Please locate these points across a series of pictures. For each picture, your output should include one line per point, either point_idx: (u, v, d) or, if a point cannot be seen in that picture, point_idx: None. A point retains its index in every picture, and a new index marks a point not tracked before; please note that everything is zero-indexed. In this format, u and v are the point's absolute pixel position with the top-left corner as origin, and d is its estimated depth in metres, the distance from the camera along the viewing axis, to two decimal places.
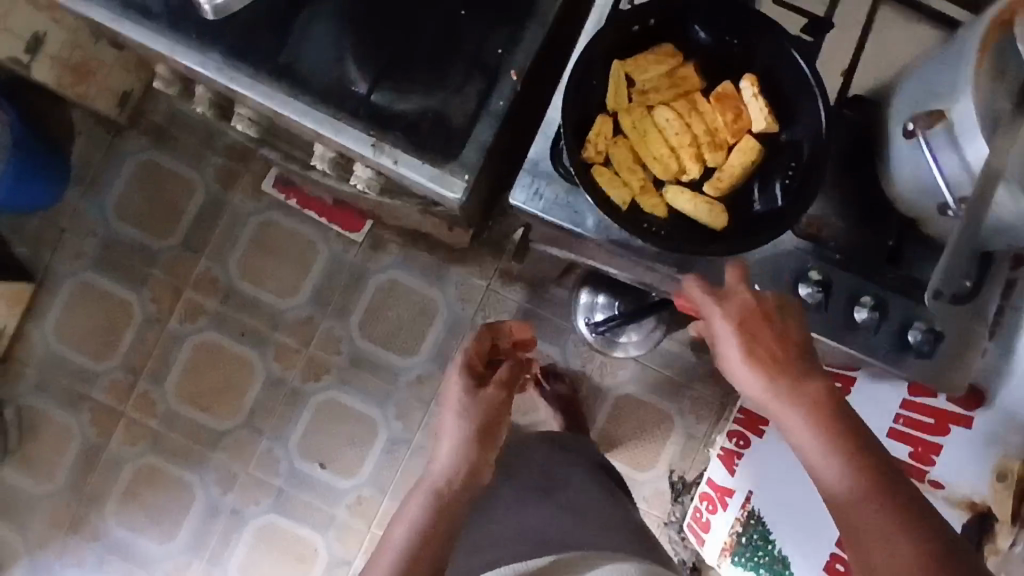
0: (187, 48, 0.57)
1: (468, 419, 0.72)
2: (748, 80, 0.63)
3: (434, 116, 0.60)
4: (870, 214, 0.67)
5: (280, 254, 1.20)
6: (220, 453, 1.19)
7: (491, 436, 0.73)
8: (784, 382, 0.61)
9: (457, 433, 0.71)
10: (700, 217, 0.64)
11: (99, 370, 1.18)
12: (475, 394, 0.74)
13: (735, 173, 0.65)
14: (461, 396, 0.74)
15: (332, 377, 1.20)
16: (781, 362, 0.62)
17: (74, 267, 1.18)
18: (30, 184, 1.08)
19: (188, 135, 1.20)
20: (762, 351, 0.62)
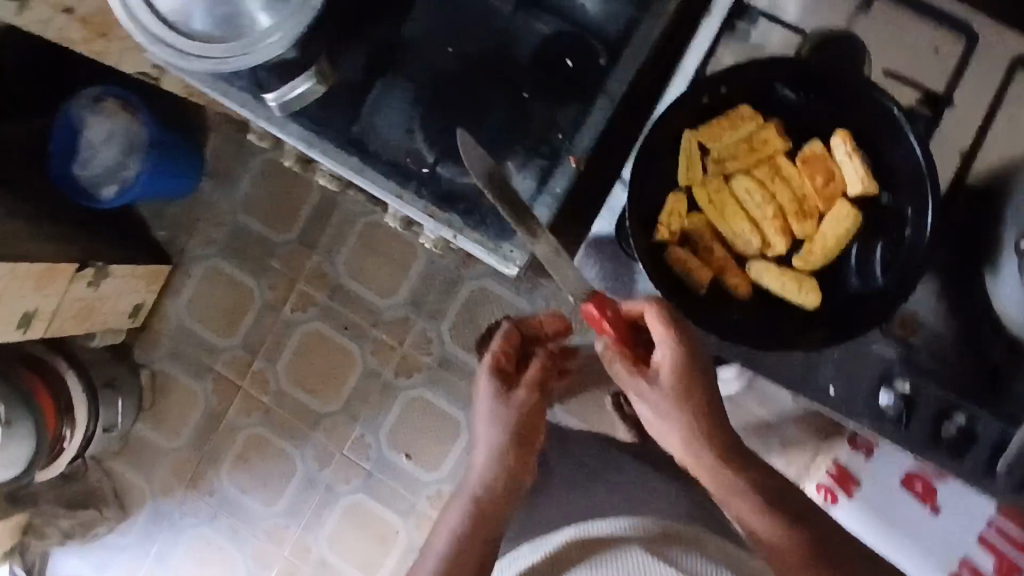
0: (273, 121, 0.60)
1: (501, 425, 0.72)
2: (839, 138, 0.55)
3: (495, 192, 0.59)
4: (977, 323, 0.59)
5: (381, 255, 1.26)
6: (320, 432, 1.29)
7: (527, 442, 0.73)
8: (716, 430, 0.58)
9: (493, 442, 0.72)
10: (789, 297, 0.56)
11: (222, 346, 1.31)
12: (506, 399, 0.73)
13: (830, 244, 0.56)
14: (494, 400, 0.73)
15: (421, 376, 1.26)
16: (716, 417, 0.57)
17: (206, 252, 1.31)
18: (165, 178, 1.19)
19: None
20: (702, 399, 0.56)
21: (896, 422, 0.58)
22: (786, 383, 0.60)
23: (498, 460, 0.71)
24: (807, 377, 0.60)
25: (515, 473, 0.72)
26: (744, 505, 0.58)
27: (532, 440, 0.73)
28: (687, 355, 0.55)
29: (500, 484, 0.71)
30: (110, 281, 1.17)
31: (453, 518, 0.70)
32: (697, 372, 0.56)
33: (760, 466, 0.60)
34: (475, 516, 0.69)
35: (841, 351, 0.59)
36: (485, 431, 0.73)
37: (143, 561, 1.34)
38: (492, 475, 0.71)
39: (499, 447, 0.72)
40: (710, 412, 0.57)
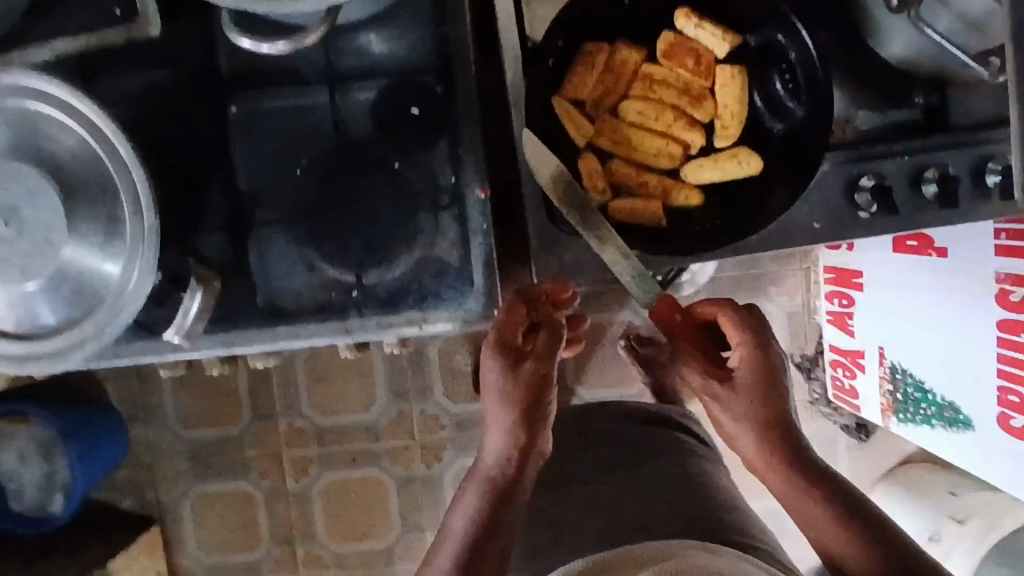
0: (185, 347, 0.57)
1: (507, 404, 0.56)
2: (682, 17, 0.54)
3: (429, 263, 0.58)
4: (890, 87, 0.60)
5: (339, 376, 1.20)
6: (399, 563, 1.22)
7: (541, 416, 0.57)
8: (784, 434, 0.61)
9: (501, 424, 0.57)
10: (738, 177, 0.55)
11: (257, 557, 1.22)
12: (510, 377, 0.56)
13: (736, 109, 0.56)
14: (497, 374, 0.56)
15: (450, 450, 1.21)
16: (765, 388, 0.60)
17: (180, 488, 1.21)
18: (101, 454, 1.10)
19: None
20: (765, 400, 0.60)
21: (886, 212, 0.59)
22: (777, 245, 0.60)
23: (511, 442, 0.57)
24: (792, 228, 0.60)
25: (532, 451, 0.58)
26: (801, 497, 0.60)
27: (546, 418, 0.57)
28: (759, 355, 0.60)
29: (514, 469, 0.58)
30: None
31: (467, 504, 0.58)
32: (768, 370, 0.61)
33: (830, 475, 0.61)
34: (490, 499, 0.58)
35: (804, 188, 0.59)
36: (491, 410, 0.58)
37: None
38: (504, 457, 0.58)
39: (509, 436, 0.57)
40: (774, 407, 0.60)
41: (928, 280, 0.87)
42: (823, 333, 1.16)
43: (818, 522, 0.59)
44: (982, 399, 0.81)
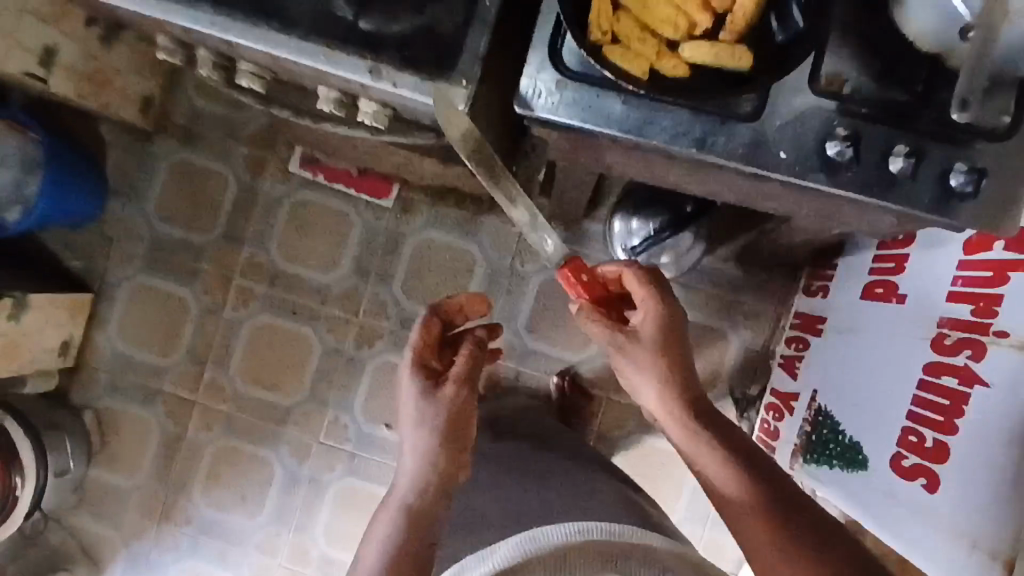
0: (184, 8, 0.59)
1: (431, 424, 0.75)
2: None
3: (424, 30, 0.59)
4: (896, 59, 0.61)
5: (314, 231, 1.22)
6: (291, 427, 1.23)
7: (461, 434, 0.75)
8: (683, 390, 0.73)
9: (423, 448, 0.74)
10: (726, 68, 0.59)
11: (166, 364, 1.24)
12: (433, 396, 0.77)
13: (749, 10, 0.59)
14: (419, 401, 0.77)
15: (384, 341, 1.22)
16: (680, 368, 0.73)
17: (128, 271, 1.24)
18: (70, 197, 1.13)
19: (210, 131, 1.22)
20: (665, 354, 0.73)
21: (848, 169, 0.62)
22: (745, 157, 0.62)
23: (427, 417, 0.76)
24: (758, 148, 0.62)
25: (448, 471, 0.73)
26: (734, 483, 0.66)
27: (467, 437, 0.76)
28: (654, 310, 0.74)
29: (428, 484, 0.71)
30: (29, 313, 1.08)
31: (382, 526, 0.68)
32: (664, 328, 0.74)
33: (730, 431, 0.70)
34: (408, 521, 0.67)
35: (782, 118, 0.62)
36: (411, 436, 0.75)
37: None
38: (421, 484, 0.71)
39: (431, 459, 0.73)
40: (671, 360, 0.73)
41: (880, 323, 0.89)
42: (771, 376, 1.17)
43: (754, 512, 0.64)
44: (883, 443, 0.81)
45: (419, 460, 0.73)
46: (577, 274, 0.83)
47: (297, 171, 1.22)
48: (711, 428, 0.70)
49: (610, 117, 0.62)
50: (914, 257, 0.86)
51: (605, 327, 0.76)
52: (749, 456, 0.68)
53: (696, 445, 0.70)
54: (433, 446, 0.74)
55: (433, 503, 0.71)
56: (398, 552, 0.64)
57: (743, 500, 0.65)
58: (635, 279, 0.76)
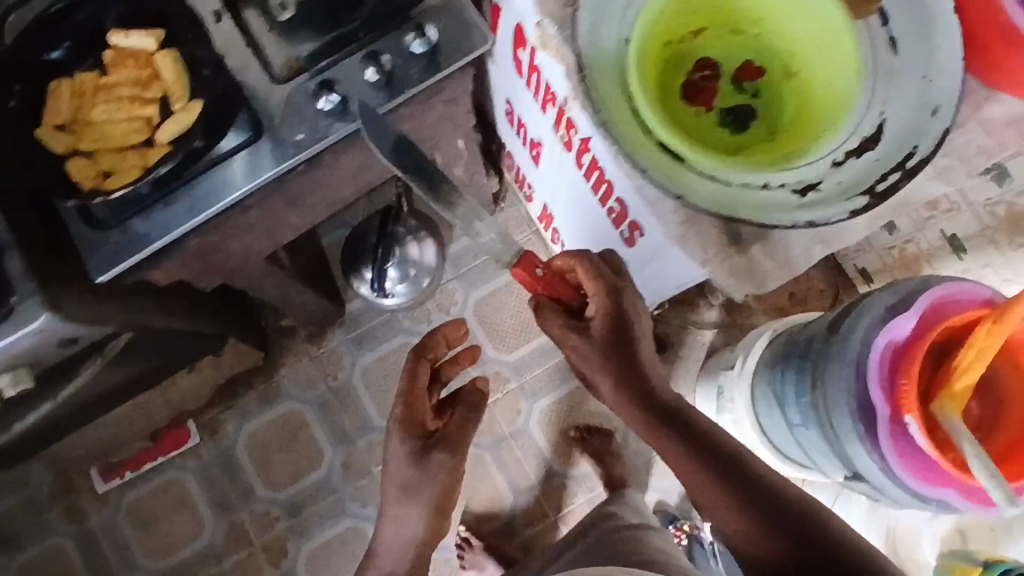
0: None
1: (427, 489, 0.79)
2: (110, 35, 0.70)
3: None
4: (305, 17, 0.72)
5: (161, 515, 1.20)
6: None
7: (450, 501, 0.82)
8: (640, 389, 0.71)
9: (418, 511, 0.80)
10: (181, 132, 0.68)
11: None
12: (423, 462, 0.79)
13: (174, 80, 0.70)
14: (410, 465, 0.78)
15: (294, 538, 1.20)
16: (633, 365, 0.71)
17: None
18: None
19: (11, 527, 1.20)
20: (619, 355, 0.72)
21: (348, 107, 0.71)
22: (274, 165, 0.71)
23: (421, 494, 0.80)
24: (278, 149, 0.71)
25: (435, 527, 0.83)
26: (711, 485, 0.67)
27: (450, 506, 0.82)
28: (608, 307, 0.72)
29: (417, 542, 0.83)
30: None
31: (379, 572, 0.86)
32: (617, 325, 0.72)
33: (692, 423, 0.70)
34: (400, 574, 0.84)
35: (273, 116, 0.71)
36: (400, 502, 0.81)
37: None
38: (410, 543, 0.83)
39: (422, 524, 0.82)
40: (625, 362, 0.71)
41: (549, 166, 0.96)
42: None
43: (730, 512, 0.66)
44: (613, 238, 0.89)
45: (411, 525, 0.82)
46: (531, 269, 0.75)
47: (107, 486, 1.21)
48: (676, 419, 0.70)
49: (152, 229, 0.70)
50: (519, 108, 0.94)
51: (555, 314, 0.74)
52: (728, 452, 0.68)
53: (654, 437, 0.70)
54: (427, 522, 0.82)
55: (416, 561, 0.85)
56: None
57: (714, 491, 0.67)
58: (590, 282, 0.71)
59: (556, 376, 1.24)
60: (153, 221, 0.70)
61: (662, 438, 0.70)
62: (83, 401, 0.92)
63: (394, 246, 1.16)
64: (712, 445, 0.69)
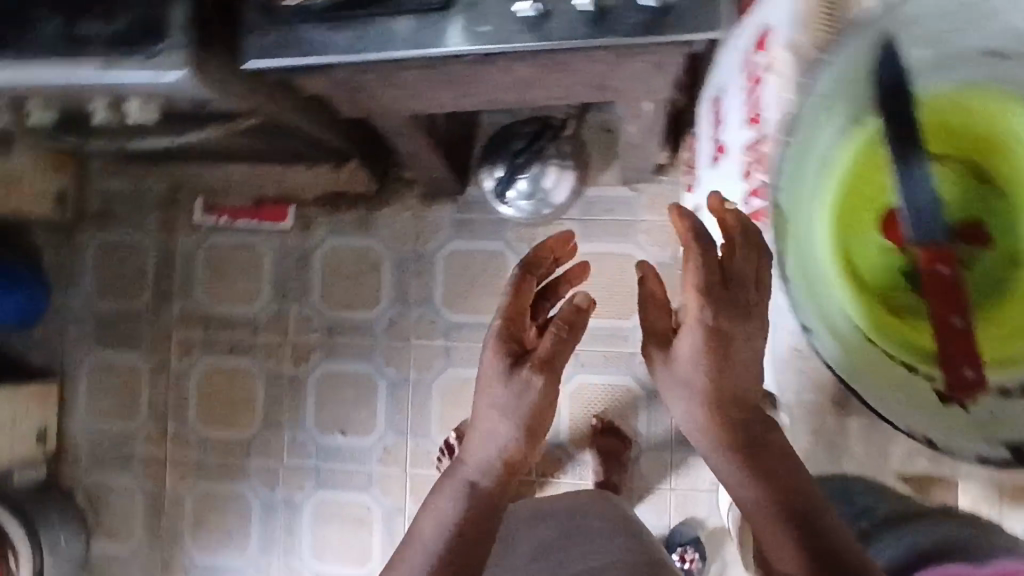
0: None
1: (514, 419, 0.59)
2: None
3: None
4: None
5: (231, 269, 1.31)
6: (255, 456, 1.29)
7: (539, 437, 0.61)
8: (745, 435, 0.51)
9: (502, 437, 0.60)
10: None
11: (134, 427, 1.33)
12: (510, 381, 0.59)
13: None
14: (501, 391, 0.59)
15: (318, 353, 1.28)
16: (735, 405, 0.51)
17: (84, 354, 1.35)
18: (7, 298, 1.25)
19: (123, 209, 1.36)
20: (724, 385, 0.51)
21: (542, 25, 0.64)
22: (442, 46, 0.67)
23: (514, 414, 0.59)
24: (455, 31, 0.66)
25: (521, 463, 0.61)
26: None
27: (543, 435, 0.61)
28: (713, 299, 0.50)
29: (499, 466, 0.61)
30: None
31: (429, 519, 0.60)
32: (722, 338, 0.50)
33: (821, 520, 0.47)
34: (439, 542, 0.58)
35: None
36: (485, 419, 0.60)
37: None
38: (486, 464, 0.60)
39: (500, 452, 0.61)
40: (740, 399, 0.51)
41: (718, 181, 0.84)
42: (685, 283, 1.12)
43: None
44: None
45: (493, 446, 0.61)
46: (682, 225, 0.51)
47: (203, 219, 1.32)
48: (762, 440, 0.51)
49: (313, 46, 0.69)
50: (727, 105, 0.82)
51: (695, 304, 0.50)
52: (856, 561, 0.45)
53: (756, 501, 0.50)
54: (521, 447, 0.61)
55: (483, 516, 0.60)
56: (440, 569, 0.57)
57: None
58: (736, 257, 0.51)
59: (611, 362, 1.18)
60: (315, 37, 0.69)
61: (758, 496, 0.50)
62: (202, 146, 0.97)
63: (537, 162, 1.14)
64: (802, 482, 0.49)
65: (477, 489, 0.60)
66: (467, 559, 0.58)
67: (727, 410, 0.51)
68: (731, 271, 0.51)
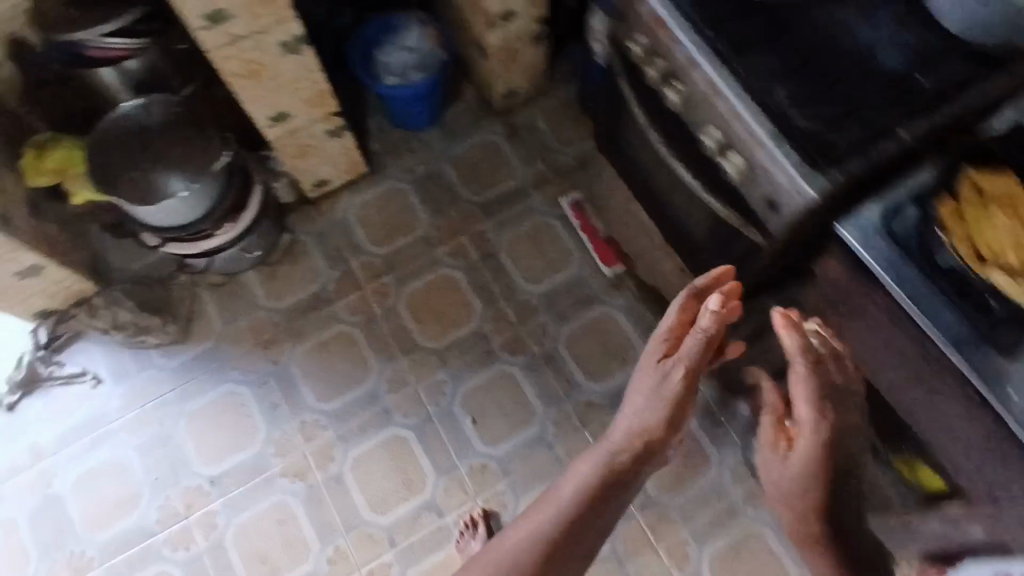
0: (680, 26, 0.81)
1: (661, 400, 0.76)
2: None
3: (849, 142, 0.75)
4: None
5: (541, 249, 1.43)
6: (407, 360, 1.35)
7: (676, 422, 0.77)
8: (829, 462, 0.76)
9: (643, 411, 0.77)
10: (1006, 292, 0.68)
11: (367, 249, 1.43)
12: (664, 375, 0.77)
13: None
14: (653, 381, 0.77)
15: (523, 359, 1.35)
16: (825, 446, 0.76)
17: (399, 176, 1.49)
18: (421, 100, 1.42)
19: (528, 141, 1.53)
20: (824, 449, 0.76)
21: None
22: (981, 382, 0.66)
23: (665, 396, 0.76)
24: (1001, 383, 0.66)
25: (656, 440, 0.77)
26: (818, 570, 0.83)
27: (683, 420, 0.78)
28: (813, 385, 0.76)
29: (643, 437, 0.77)
30: (342, 142, 1.34)
31: (584, 466, 0.78)
32: (816, 415, 0.76)
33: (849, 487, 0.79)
34: (586, 486, 0.75)
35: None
36: (638, 402, 0.78)
37: (169, 389, 1.33)
38: (629, 435, 0.77)
39: (649, 418, 0.77)
40: (829, 444, 0.76)
41: None
42: None
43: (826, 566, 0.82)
44: None
45: (639, 414, 0.77)
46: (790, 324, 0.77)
47: (564, 205, 1.45)
48: (844, 453, 0.77)
49: (895, 271, 0.71)
50: None
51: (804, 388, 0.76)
52: (845, 542, 0.81)
53: (812, 523, 0.80)
54: (662, 421, 0.76)
55: (629, 467, 0.76)
56: (578, 507, 0.74)
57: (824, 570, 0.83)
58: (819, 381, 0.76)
59: None
60: (902, 267, 0.71)
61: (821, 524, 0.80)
62: (675, 195, 1.06)
63: None
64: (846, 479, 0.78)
65: (617, 462, 0.76)
66: (596, 512, 0.74)
67: (831, 456, 0.76)
68: (839, 380, 0.78)
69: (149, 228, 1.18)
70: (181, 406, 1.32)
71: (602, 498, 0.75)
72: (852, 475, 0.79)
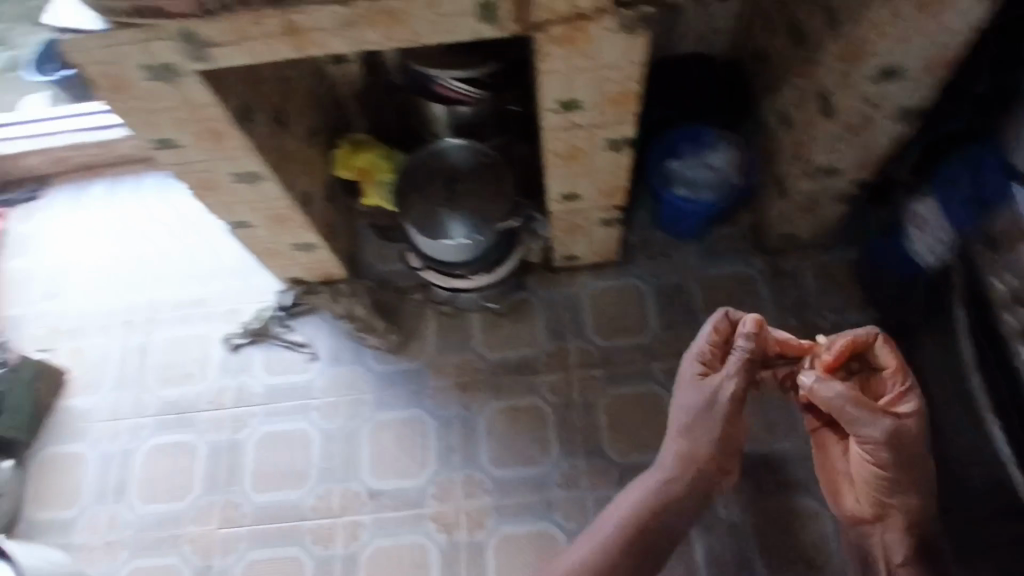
0: None
1: (705, 434, 1.05)
2: None
3: None
4: None
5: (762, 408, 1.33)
6: (586, 462, 1.31)
7: (725, 438, 1.05)
8: (910, 464, 1.00)
9: (698, 440, 1.05)
10: None
11: (588, 334, 1.42)
12: (706, 392, 1.06)
13: None
14: (699, 399, 1.06)
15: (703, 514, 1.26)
16: (902, 470, 1.00)
17: (645, 276, 1.46)
18: (700, 215, 1.38)
19: (788, 290, 1.43)
20: (907, 448, 0.98)
21: None
22: None
23: (705, 403, 1.06)
24: None
25: (700, 446, 1.05)
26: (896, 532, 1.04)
27: (732, 445, 1.06)
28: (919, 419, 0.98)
29: (699, 454, 1.05)
30: (609, 232, 1.36)
31: (634, 492, 1.08)
32: (902, 454, 0.99)
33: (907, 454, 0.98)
34: (647, 503, 1.06)
35: None
36: (681, 423, 1.08)
37: (368, 390, 1.40)
38: (676, 454, 1.06)
39: (703, 445, 1.05)
40: (919, 479, 1.01)
41: None
42: None
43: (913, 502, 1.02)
44: None
45: (696, 442, 1.05)
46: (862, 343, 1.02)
47: None
48: (913, 456, 0.99)
49: None
50: None
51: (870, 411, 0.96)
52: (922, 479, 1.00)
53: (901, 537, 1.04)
54: (709, 445, 1.05)
55: (686, 485, 1.06)
56: (642, 517, 1.05)
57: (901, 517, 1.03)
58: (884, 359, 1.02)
59: None
60: None
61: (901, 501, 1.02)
62: None
63: None
64: (931, 496, 1.03)
65: (668, 483, 1.06)
66: (652, 517, 1.05)
67: (892, 447, 0.97)
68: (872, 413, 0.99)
69: (427, 263, 1.27)
70: (371, 410, 1.39)
71: (675, 525, 1.06)
72: (922, 466, 0.99)
